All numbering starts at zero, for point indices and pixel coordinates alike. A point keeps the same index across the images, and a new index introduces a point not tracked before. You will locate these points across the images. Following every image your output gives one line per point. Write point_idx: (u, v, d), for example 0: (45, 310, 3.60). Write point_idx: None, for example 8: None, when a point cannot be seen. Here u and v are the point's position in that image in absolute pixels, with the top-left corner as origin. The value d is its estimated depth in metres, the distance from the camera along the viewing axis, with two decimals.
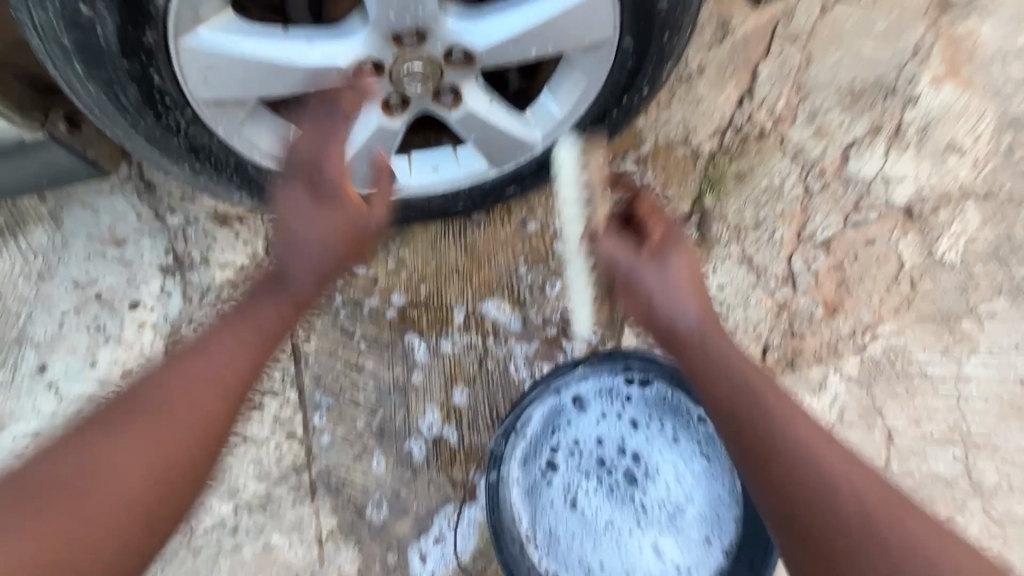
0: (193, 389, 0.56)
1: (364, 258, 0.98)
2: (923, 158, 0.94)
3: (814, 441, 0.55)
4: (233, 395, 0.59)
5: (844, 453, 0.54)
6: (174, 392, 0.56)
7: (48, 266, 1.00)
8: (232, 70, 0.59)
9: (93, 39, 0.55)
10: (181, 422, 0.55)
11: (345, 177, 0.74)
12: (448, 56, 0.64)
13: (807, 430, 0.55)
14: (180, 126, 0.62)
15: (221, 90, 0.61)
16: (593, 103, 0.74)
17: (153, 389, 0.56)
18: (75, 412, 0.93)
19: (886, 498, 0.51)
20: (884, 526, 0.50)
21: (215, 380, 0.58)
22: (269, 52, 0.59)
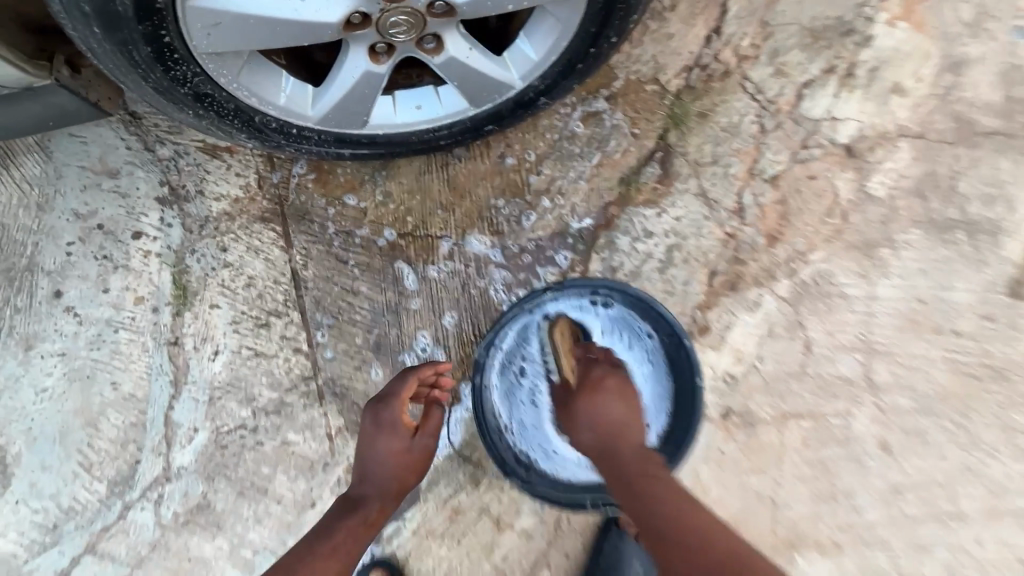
0: (343, 538, 0.80)
1: (353, 190, 1.04)
2: (869, 98, 1.02)
3: (626, 488, 0.74)
4: (377, 519, 0.84)
5: (642, 485, 0.73)
6: (339, 522, 0.82)
7: (47, 197, 1.04)
8: (232, 27, 0.64)
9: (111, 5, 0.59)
10: (342, 551, 0.79)
11: (335, 117, 0.80)
12: (430, 8, 0.68)
13: (621, 481, 0.75)
14: (187, 78, 0.68)
15: (222, 45, 0.65)
16: (567, 48, 0.80)
17: (329, 529, 0.81)
18: (96, 333, 1.03)
19: (657, 508, 0.70)
20: (657, 528, 0.68)
21: (353, 508, 0.83)
22: (266, 11, 0.62)
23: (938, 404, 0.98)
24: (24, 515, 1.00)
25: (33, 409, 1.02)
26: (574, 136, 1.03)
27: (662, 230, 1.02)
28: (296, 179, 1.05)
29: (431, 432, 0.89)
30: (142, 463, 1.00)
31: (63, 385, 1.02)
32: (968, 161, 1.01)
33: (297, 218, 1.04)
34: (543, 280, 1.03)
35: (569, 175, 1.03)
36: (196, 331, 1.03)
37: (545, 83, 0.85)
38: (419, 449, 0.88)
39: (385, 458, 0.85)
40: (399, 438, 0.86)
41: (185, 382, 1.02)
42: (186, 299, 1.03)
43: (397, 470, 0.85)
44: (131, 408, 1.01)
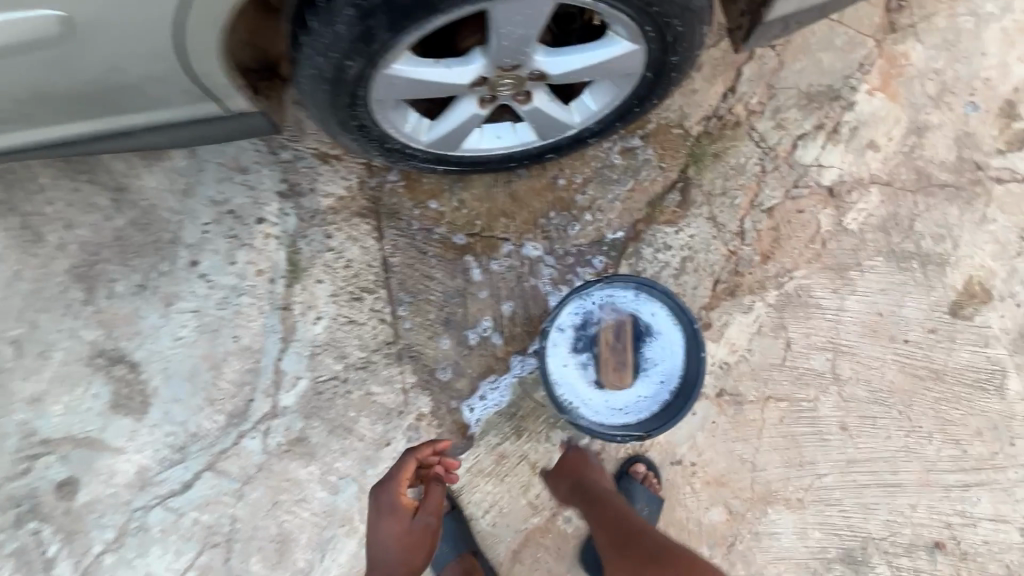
0: None
1: (435, 196, 1.31)
2: (849, 151, 1.29)
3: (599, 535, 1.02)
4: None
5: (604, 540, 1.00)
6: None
7: (190, 184, 1.31)
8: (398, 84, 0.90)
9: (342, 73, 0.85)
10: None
11: (441, 142, 1.06)
12: (530, 75, 0.94)
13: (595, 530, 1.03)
14: (361, 115, 0.94)
15: (387, 95, 0.91)
16: (620, 103, 1.06)
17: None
18: (223, 296, 1.29)
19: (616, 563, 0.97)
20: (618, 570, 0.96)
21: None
22: (424, 75, 0.89)
23: (887, 396, 1.24)
24: (158, 436, 1.26)
25: (170, 353, 1.28)
26: (613, 165, 1.30)
27: (679, 245, 1.28)
28: (389, 184, 1.31)
29: (429, 510, 1.04)
30: (255, 401, 1.26)
31: (195, 335, 1.28)
32: (924, 207, 1.28)
33: (388, 215, 1.31)
34: (581, 278, 1.29)
35: (607, 195, 1.30)
36: (304, 300, 1.29)
37: (599, 126, 1.12)
38: (419, 527, 1.02)
39: (388, 540, 1.00)
40: (399, 521, 1.01)
41: (293, 339, 1.28)
42: (297, 274, 1.29)
43: (398, 549, 1.01)
44: (249, 357, 1.27)
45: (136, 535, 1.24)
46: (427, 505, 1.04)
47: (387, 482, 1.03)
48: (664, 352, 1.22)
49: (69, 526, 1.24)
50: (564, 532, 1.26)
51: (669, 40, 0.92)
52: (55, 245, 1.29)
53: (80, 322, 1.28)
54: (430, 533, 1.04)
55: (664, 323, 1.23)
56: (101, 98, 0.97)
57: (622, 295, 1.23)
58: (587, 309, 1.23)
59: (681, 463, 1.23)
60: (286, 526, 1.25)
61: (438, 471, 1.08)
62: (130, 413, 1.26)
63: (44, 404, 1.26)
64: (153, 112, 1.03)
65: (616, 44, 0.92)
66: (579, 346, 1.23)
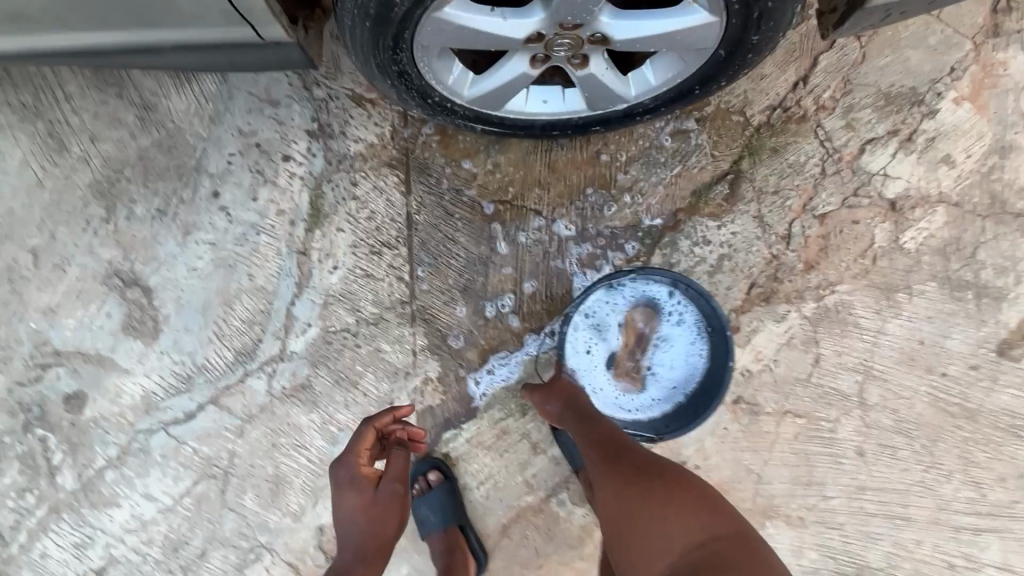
0: None
1: (469, 156, 1.24)
2: (920, 163, 1.18)
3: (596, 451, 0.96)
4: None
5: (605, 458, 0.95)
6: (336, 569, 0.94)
7: (218, 111, 1.25)
8: (446, 30, 0.82)
9: (389, 12, 0.79)
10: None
11: (483, 101, 0.98)
12: (591, 37, 0.86)
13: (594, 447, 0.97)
14: (402, 61, 0.87)
15: (432, 40, 0.84)
16: (683, 80, 0.98)
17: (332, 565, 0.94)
18: (242, 232, 1.26)
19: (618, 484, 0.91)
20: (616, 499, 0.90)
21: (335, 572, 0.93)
22: (477, 23, 0.81)
23: (911, 428, 1.18)
24: (166, 363, 1.26)
25: (184, 282, 1.26)
26: (662, 146, 1.21)
27: (718, 241, 1.21)
28: (423, 137, 1.25)
29: (393, 478, 0.95)
30: (264, 342, 1.25)
31: (210, 267, 1.26)
32: (991, 235, 1.18)
33: (418, 170, 1.25)
34: (610, 262, 1.23)
35: (650, 178, 1.22)
36: (322, 247, 1.25)
37: (655, 103, 1.03)
38: (384, 496, 0.94)
39: (352, 512, 0.93)
40: (361, 491, 0.94)
41: (307, 286, 1.25)
42: (318, 219, 1.25)
43: (364, 524, 0.92)
44: (262, 297, 1.25)
45: (137, 456, 1.26)
46: (389, 473, 0.95)
47: (344, 453, 0.97)
48: (687, 357, 1.18)
49: (74, 438, 1.26)
50: (556, 514, 1.25)
51: (751, 16, 0.83)
52: (79, 158, 1.26)
53: (98, 239, 1.26)
54: (399, 510, 0.94)
55: (690, 325, 1.18)
56: (131, 8, 0.92)
57: (652, 289, 1.17)
58: (616, 300, 1.18)
59: (686, 465, 1.20)
60: (282, 468, 1.26)
61: (401, 436, 0.99)
62: (140, 337, 1.26)
63: (57, 317, 1.26)
64: (183, 32, 0.97)
65: (693, 15, 0.83)
66: (602, 336, 1.18)
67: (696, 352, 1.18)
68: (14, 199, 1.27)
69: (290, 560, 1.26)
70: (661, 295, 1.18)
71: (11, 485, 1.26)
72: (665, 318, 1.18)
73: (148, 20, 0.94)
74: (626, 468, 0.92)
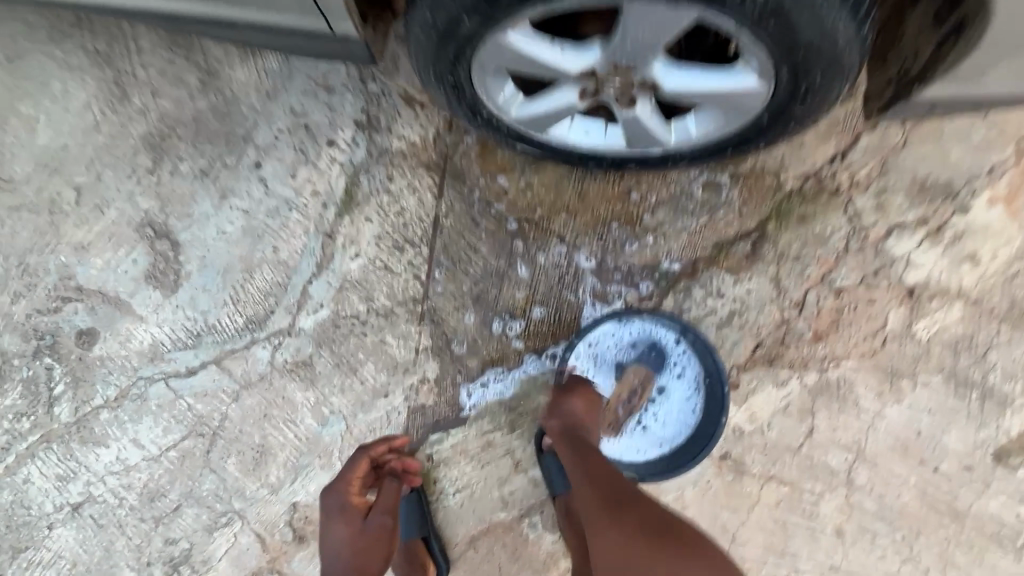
0: None
1: (504, 172, 1.27)
2: (945, 256, 1.19)
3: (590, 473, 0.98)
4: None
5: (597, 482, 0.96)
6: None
7: (274, 88, 1.31)
8: (506, 52, 0.86)
9: (455, 29, 0.83)
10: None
11: (528, 122, 1.02)
12: (641, 82, 0.89)
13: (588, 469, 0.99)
14: (458, 74, 0.91)
15: (491, 58, 0.87)
16: (723, 136, 1.00)
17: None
18: (275, 206, 1.30)
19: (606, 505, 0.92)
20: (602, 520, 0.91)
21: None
22: (536, 51, 0.85)
23: (893, 516, 1.17)
24: (179, 317, 1.30)
25: (211, 243, 1.30)
26: (692, 195, 1.24)
27: (731, 296, 1.22)
28: (464, 146, 1.28)
29: (382, 510, 1.08)
30: (275, 314, 1.28)
31: (239, 234, 1.30)
32: (1005, 338, 1.18)
33: (453, 176, 1.28)
34: (621, 298, 1.25)
35: (675, 224, 1.24)
36: (349, 233, 1.29)
37: (692, 152, 1.06)
38: (372, 527, 1.06)
39: (337, 544, 1.04)
40: (348, 522, 1.06)
41: (327, 267, 1.29)
42: (349, 206, 1.29)
43: (349, 551, 1.03)
44: (281, 271, 1.29)
45: (133, 402, 1.30)
46: (378, 503, 1.09)
47: (337, 485, 1.11)
48: (679, 410, 1.21)
49: (79, 373, 1.30)
50: (525, 534, 1.26)
51: (800, 88, 0.86)
52: (137, 109, 1.32)
53: (139, 188, 1.32)
54: (386, 534, 1.06)
55: (690, 378, 1.21)
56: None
57: (661, 334, 1.21)
58: (623, 339, 1.22)
59: None
60: (269, 439, 1.28)
61: (394, 468, 1.14)
62: (160, 288, 1.30)
63: (87, 255, 1.31)
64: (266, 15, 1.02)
65: (744, 78, 0.86)
66: (600, 370, 1.22)
67: (690, 406, 1.21)
68: (68, 137, 1.33)
69: (259, 530, 1.28)
70: (669, 342, 1.21)
71: (10, 406, 1.31)
72: (668, 366, 1.21)
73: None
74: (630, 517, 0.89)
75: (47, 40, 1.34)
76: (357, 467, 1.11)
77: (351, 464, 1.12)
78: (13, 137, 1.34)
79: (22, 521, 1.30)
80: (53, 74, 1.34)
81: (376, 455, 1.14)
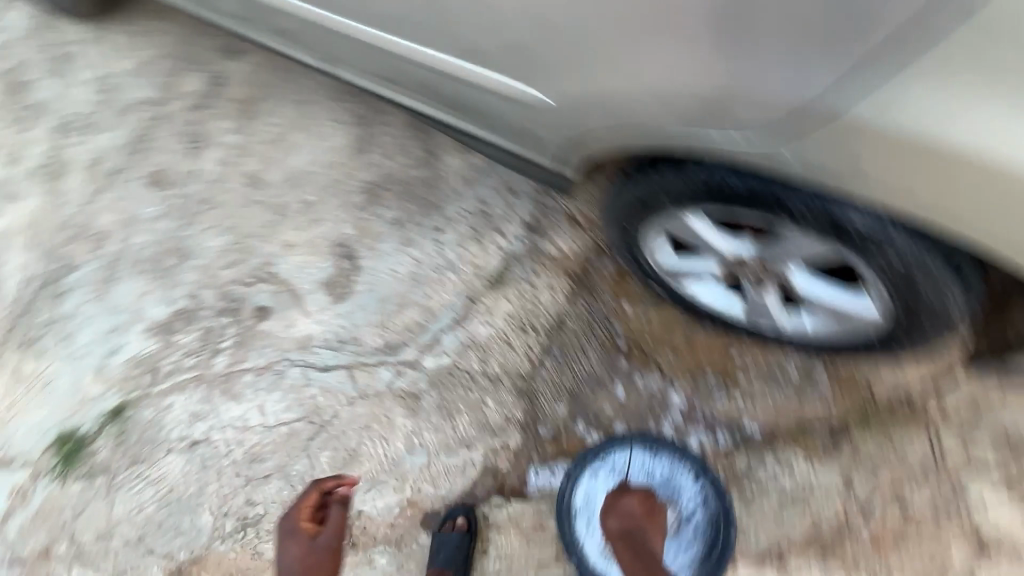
0: None
1: (629, 299, 1.50)
2: (1017, 514, 1.26)
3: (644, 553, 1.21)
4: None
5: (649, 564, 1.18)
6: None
7: (473, 178, 1.67)
8: (679, 222, 1.11)
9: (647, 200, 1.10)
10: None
11: (670, 270, 1.26)
12: (777, 276, 1.11)
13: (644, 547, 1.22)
14: (633, 225, 1.18)
15: (664, 221, 1.13)
16: (830, 338, 1.18)
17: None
18: (440, 264, 1.60)
19: None
20: None
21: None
22: (702, 229, 1.09)
23: None
24: (335, 322, 1.59)
25: (381, 275, 1.62)
26: (788, 374, 1.38)
27: (801, 475, 1.34)
28: (603, 268, 1.54)
29: (331, 533, 1.23)
30: (408, 346, 1.54)
31: (405, 275, 1.61)
32: None
33: (586, 289, 1.53)
34: (697, 441, 1.39)
35: (766, 393, 1.39)
36: (488, 304, 1.55)
37: (798, 340, 1.24)
38: (319, 547, 1.20)
39: (289, 561, 1.18)
40: (299, 543, 1.20)
41: (461, 324, 1.54)
42: (497, 284, 1.57)
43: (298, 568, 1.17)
44: (426, 315, 1.56)
45: (273, 375, 1.57)
46: (328, 528, 1.24)
47: (291, 513, 1.26)
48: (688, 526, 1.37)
49: (244, 337, 1.61)
50: None
51: (907, 324, 1.05)
52: (370, 163, 1.73)
53: (347, 218, 1.69)
54: (331, 555, 1.19)
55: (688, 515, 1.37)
56: (470, 109, 1.36)
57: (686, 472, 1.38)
58: (636, 465, 1.40)
59: None
60: (362, 447, 1.48)
61: (336, 495, 1.29)
62: (331, 295, 1.62)
63: (290, 252, 1.67)
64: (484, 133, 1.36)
65: (866, 302, 1.05)
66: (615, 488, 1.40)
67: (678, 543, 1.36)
68: (315, 166, 1.75)
69: None
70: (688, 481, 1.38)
71: (184, 344, 1.62)
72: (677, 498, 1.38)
73: (477, 118, 1.37)
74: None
75: (328, 98, 1.82)
76: (313, 490, 1.27)
77: (308, 489, 1.27)
78: (277, 154, 1.79)
79: (148, 437, 1.56)
80: (323, 121, 1.80)
81: (330, 484, 1.28)
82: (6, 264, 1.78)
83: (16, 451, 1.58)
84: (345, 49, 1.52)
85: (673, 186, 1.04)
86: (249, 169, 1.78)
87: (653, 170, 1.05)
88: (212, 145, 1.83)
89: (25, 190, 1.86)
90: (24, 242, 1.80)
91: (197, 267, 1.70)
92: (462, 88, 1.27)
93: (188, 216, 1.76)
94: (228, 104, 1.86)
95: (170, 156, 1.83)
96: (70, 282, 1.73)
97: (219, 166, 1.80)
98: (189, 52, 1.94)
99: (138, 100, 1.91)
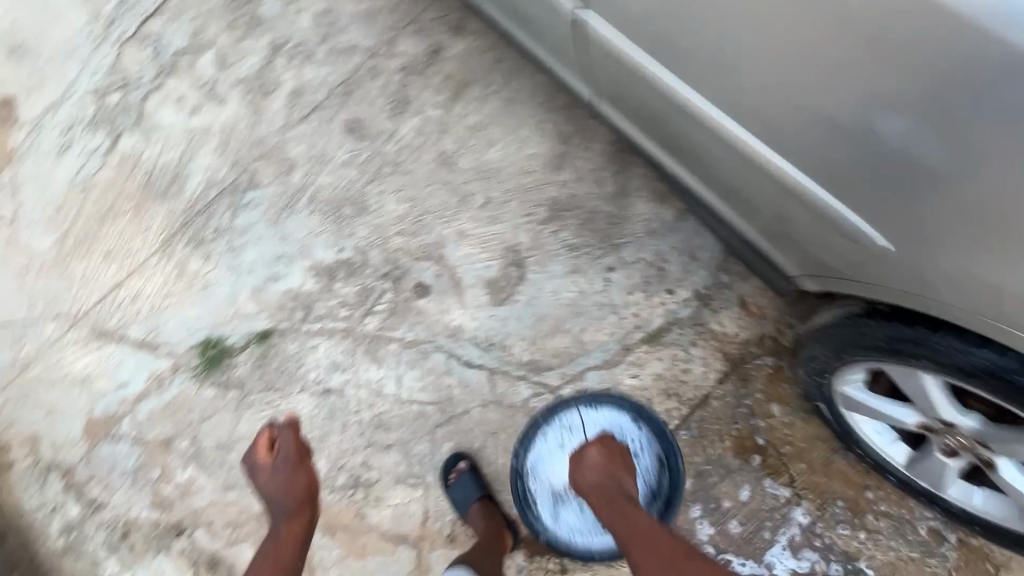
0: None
1: (778, 402, 1.51)
2: None
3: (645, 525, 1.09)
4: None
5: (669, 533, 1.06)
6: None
7: (656, 230, 1.68)
8: (906, 375, 1.13)
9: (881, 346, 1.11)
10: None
11: (852, 400, 1.29)
12: (977, 454, 1.14)
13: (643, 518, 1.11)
14: (845, 357, 1.20)
15: (887, 368, 1.15)
16: (987, 518, 1.24)
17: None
18: (603, 302, 1.63)
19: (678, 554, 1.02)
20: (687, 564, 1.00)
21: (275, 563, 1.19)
22: (930, 391, 1.11)
23: None
24: (488, 323, 1.63)
25: (543, 293, 1.65)
26: (917, 529, 1.40)
27: None
28: (760, 361, 1.55)
29: (287, 453, 1.32)
30: (552, 371, 1.58)
31: (566, 300, 1.64)
32: None
33: (738, 376, 1.54)
34: (810, 562, 1.41)
35: (889, 540, 1.40)
36: (639, 357, 1.57)
37: (949, 506, 1.29)
38: (282, 467, 1.30)
39: (272, 484, 1.28)
40: (265, 478, 1.30)
41: (608, 368, 1.57)
42: (652, 340, 1.58)
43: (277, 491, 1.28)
44: (577, 347, 1.60)
45: (416, 352, 1.62)
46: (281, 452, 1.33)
47: (251, 447, 1.35)
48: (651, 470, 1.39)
49: (398, 306, 1.66)
50: None
51: None
52: (560, 179, 1.75)
53: (525, 225, 1.71)
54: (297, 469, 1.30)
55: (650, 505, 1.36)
56: (693, 155, 1.36)
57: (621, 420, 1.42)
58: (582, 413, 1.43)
59: None
60: (483, 451, 1.53)
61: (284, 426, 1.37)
62: (491, 296, 1.66)
63: (462, 238, 1.72)
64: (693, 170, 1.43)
65: None
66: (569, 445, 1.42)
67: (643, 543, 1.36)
68: (506, 164, 1.78)
69: (428, 509, 1.48)
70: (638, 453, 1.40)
71: (341, 293, 1.68)
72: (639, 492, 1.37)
73: (698, 165, 1.39)
74: (671, 555, 1.02)
75: (535, 103, 1.84)
76: (263, 434, 1.35)
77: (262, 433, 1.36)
78: (473, 141, 1.82)
79: (288, 369, 1.62)
80: (524, 124, 1.82)
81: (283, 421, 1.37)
82: (194, 160, 1.86)
83: (163, 340, 1.67)
84: (576, 65, 1.53)
85: (923, 350, 1.05)
86: (443, 146, 1.81)
87: (908, 327, 1.06)
88: (412, 110, 1.86)
89: (227, 94, 1.93)
90: (216, 145, 1.87)
91: (371, 224, 1.75)
92: (694, 133, 1.25)
93: (373, 172, 1.80)
94: (438, 77, 1.89)
95: (371, 109, 1.87)
96: (250, 198, 1.80)
97: (415, 134, 1.84)
98: (413, 14, 1.98)
99: (353, 44, 1.95)
